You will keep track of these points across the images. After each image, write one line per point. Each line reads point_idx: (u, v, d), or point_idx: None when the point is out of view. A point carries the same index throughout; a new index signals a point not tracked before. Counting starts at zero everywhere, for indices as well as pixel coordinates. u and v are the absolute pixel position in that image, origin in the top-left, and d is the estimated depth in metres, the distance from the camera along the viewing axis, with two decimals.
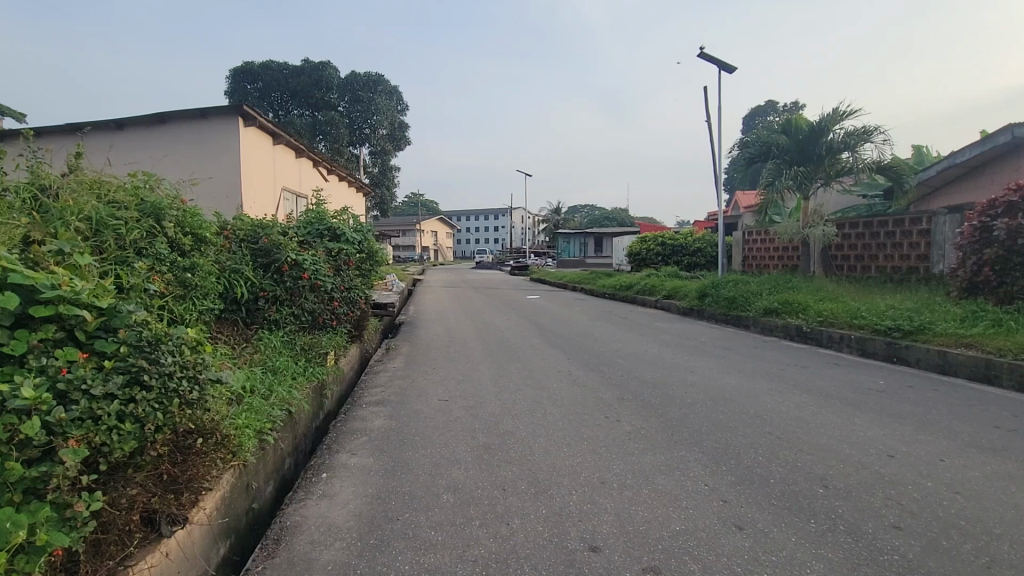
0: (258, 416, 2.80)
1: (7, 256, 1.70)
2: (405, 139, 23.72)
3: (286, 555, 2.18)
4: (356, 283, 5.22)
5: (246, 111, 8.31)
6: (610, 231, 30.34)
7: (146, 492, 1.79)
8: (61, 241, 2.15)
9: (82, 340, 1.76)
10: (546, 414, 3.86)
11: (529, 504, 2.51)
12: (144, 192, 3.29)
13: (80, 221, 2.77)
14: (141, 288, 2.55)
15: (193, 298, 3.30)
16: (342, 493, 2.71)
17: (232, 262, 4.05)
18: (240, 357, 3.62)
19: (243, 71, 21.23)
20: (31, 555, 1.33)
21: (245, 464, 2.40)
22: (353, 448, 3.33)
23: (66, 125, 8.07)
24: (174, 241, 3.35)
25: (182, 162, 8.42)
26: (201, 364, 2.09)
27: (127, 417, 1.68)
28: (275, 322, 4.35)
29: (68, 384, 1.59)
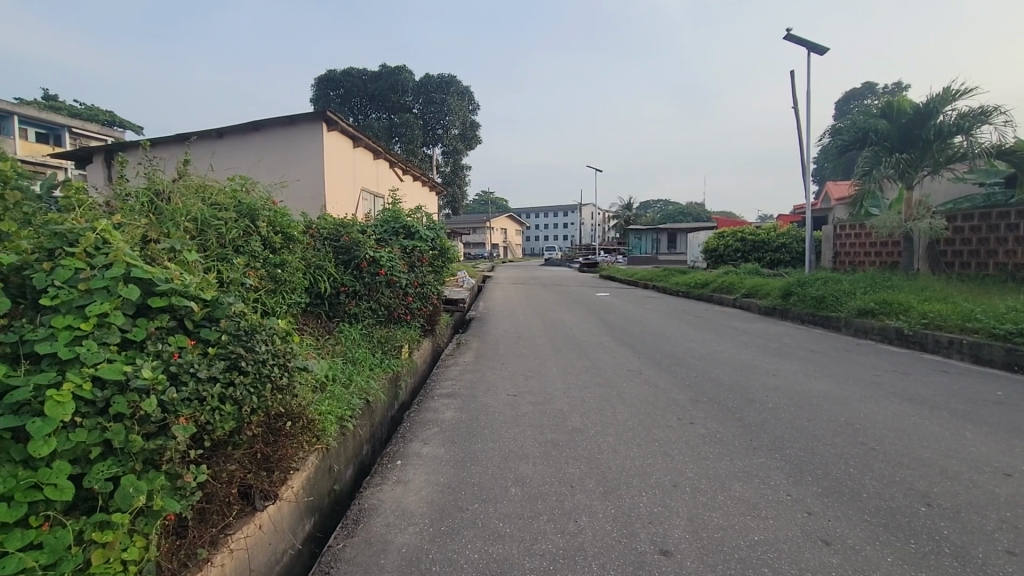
0: (340, 403, 2.98)
1: (131, 253, 1.92)
2: (476, 138, 24.05)
3: (364, 535, 2.31)
4: (430, 280, 5.39)
5: (329, 117, 8.80)
6: (685, 226, 29.11)
7: (242, 469, 1.96)
8: (173, 240, 2.40)
9: (190, 328, 1.95)
10: (616, 412, 3.80)
11: (597, 502, 2.48)
12: (241, 194, 3.60)
13: (188, 222, 3.08)
14: (239, 282, 2.80)
15: (283, 292, 3.57)
16: (414, 481, 2.82)
17: (317, 259, 4.33)
18: (324, 348, 3.87)
19: (327, 79, 22.57)
20: (150, 518, 1.49)
21: (328, 447, 2.57)
22: (426, 438, 3.45)
23: (176, 136, 8.97)
24: (267, 239, 3.64)
25: (273, 166, 9.10)
26: (290, 353, 2.26)
27: (227, 400, 1.85)
28: (354, 315, 4.61)
29: (179, 367, 1.76)
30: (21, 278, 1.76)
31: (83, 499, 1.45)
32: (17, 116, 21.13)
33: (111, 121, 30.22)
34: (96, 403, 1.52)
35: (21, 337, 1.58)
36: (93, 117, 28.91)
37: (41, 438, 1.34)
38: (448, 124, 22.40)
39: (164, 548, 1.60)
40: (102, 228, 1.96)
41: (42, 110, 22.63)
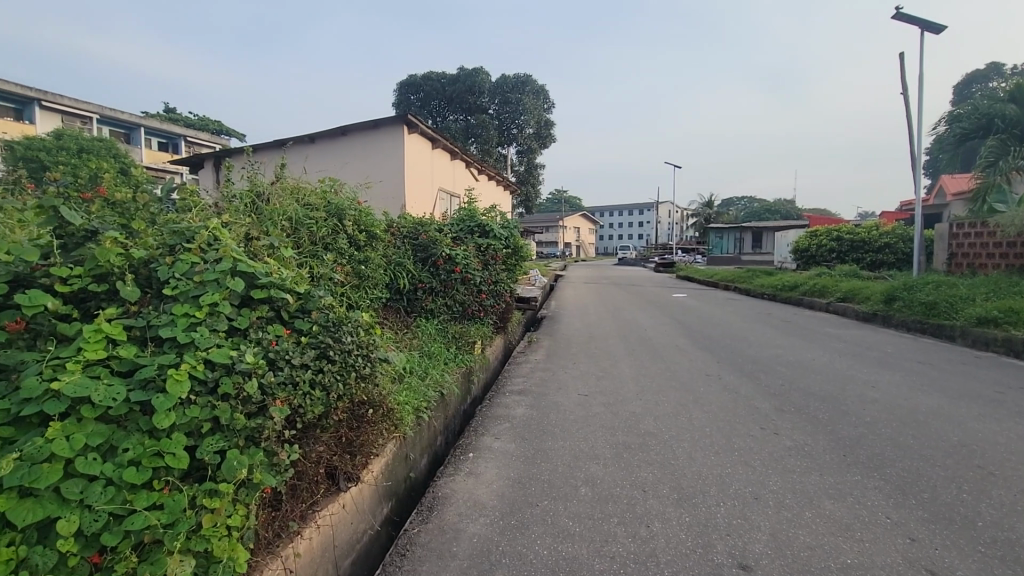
0: (416, 395, 3.11)
1: (238, 249, 2.12)
2: (551, 136, 23.97)
3: (438, 522, 2.39)
4: (503, 277, 5.47)
5: (410, 119, 9.17)
6: (773, 224, 27.26)
7: (328, 450, 2.11)
8: (271, 237, 2.62)
9: (286, 319, 2.12)
10: (693, 418, 3.65)
11: (671, 509, 2.41)
12: (331, 195, 3.86)
13: (284, 222, 3.34)
14: (328, 277, 3.00)
15: (366, 287, 3.78)
16: (486, 473, 2.88)
17: (397, 256, 4.54)
18: (402, 341, 4.05)
19: (409, 84, 23.55)
20: (251, 489, 1.64)
21: (405, 436, 2.70)
22: (497, 432, 3.51)
23: (274, 143, 9.76)
24: (353, 237, 3.86)
25: (359, 168, 9.64)
26: (372, 345, 2.40)
27: (316, 386, 1.99)
28: (430, 311, 4.78)
29: (276, 353, 1.91)
30: (148, 270, 2.00)
31: (196, 469, 1.62)
32: (144, 127, 23.91)
33: (220, 130, 33.37)
34: (207, 383, 1.68)
35: (148, 322, 1.79)
36: (204, 126, 32.06)
37: (163, 411, 1.51)
38: (523, 123, 22.52)
39: (262, 518, 1.76)
40: (213, 227, 2.17)
41: (164, 122, 25.44)
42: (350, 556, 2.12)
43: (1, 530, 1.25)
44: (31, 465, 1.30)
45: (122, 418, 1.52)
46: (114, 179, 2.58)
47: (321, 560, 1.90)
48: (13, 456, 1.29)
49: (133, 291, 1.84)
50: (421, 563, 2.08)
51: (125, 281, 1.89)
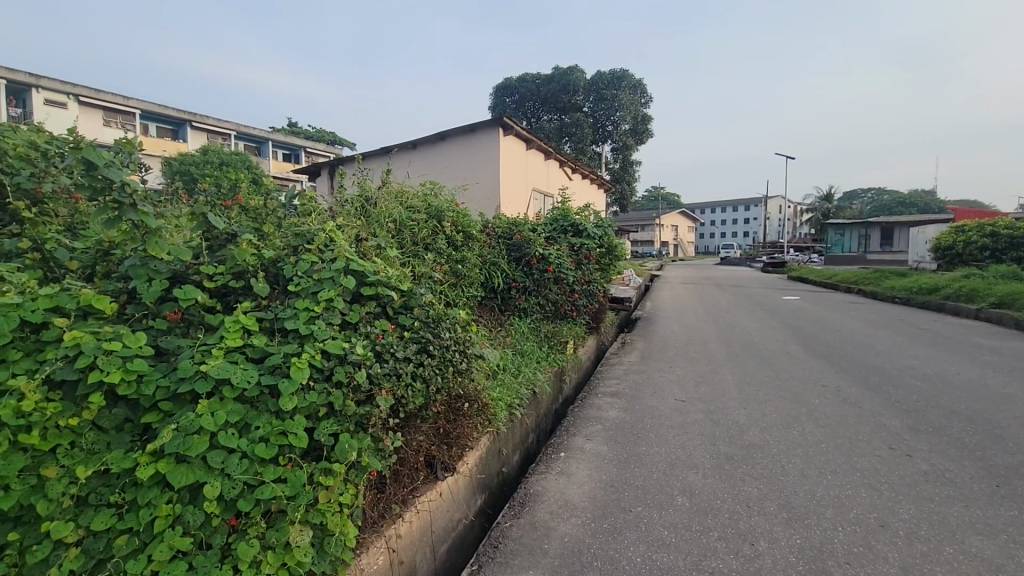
0: (509, 392, 3.18)
1: (349, 249, 2.30)
2: (649, 131, 23.13)
3: (529, 518, 2.42)
4: (597, 277, 5.39)
5: (505, 122, 9.34)
6: (908, 219, 23.99)
7: (427, 440, 2.23)
8: (379, 238, 2.82)
9: (391, 314, 2.27)
10: (805, 432, 3.35)
11: (779, 528, 2.23)
12: (432, 199, 4.07)
13: (389, 224, 3.58)
14: (428, 276, 3.16)
15: (462, 285, 3.93)
16: (578, 474, 2.86)
17: (492, 256, 4.66)
18: (497, 339, 4.15)
19: (506, 87, 24.16)
20: (360, 471, 1.77)
21: (498, 431, 2.77)
22: (589, 434, 3.47)
23: (381, 150, 10.46)
24: (451, 237, 4.03)
25: (457, 171, 10.04)
26: (469, 341, 2.50)
27: (418, 378, 2.11)
28: (524, 310, 4.84)
29: (382, 346, 2.05)
30: (276, 268, 2.24)
31: (314, 448, 1.78)
32: (271, 142, 26.81)
33: (334, 140, 36.33)
34: (323, 371, 1.84)
35: (275, 315, 2.00)
36: (321, 138, 35.11)
37: (287, 394, 1.67)
38: (619, 120, 21.98)
39: (369, 498, 1.92)
40: (329, 229, 2.38)
41: (288, 135, 28.29)
42: (446, 542, 2.25)
43: (163, 489, 1.47)
44: (185, 435, 1.50)
45: (254, 399, 1.71)
46: (248, 189, 2.92)
47: (419, 543, 2.02)
48: (172, 427, 1.51)
49: (264, 287, 2.06)
50: (512, 557, 2.11)
51: (257, 279, 2.13)
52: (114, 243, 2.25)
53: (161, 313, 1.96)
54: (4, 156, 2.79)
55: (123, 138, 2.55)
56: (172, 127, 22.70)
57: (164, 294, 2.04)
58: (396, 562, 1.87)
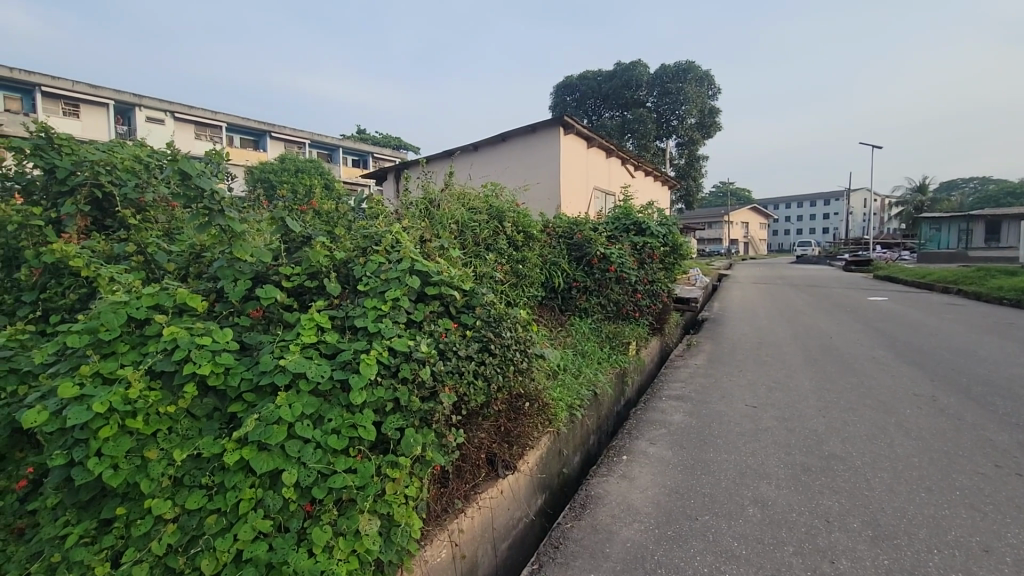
0: (570, 392, 3.16)
1: (414, 249, 2.37)
2: (717, 124, 22.15)
3: (591, 520, 2.39)
4: (660, 276, 5.22)
5: (566, 121, 9.29)
6: (1017, 210, 21.55)
7: (489, 438, 2.27)
8: (442, 239, 2.89)
9: (454, 313, 2.32)
10: (894, 444, 3.08)
11: (864, 547, 2.07)
12: (493, 199, 4.12)
13: (452, 225, 3.65)
14: (489, 276, 3.21)
15: (523, 285, 3.95)
16: (641, 478, 2.79)
17: (552, 256, 4.65)
18: (557, 339, 4.14)
19: (567, 86, 24.08)
20: (424, 465, 1.83)
21: (558, 432, 2.77)
22: (652, 437, 3.38)
23: (444, 153, 10.72)
24: (512, 237, 4.07)
25: (518, 172, 10.10)
26: (529, 340, 2.51)
27: (479, 376, 2.14)
28: (584, 310, 4.79)
29: (445, 345, 2.10)
30: (346, 269, 2.35)
31: (381, 442, 1.85)
32: (342, 148, 28.20)
33: (399, 145, 37.64)
34: (390, 367, 1.91)
35: (346, 314, 2.10)
36: (387, 143, 36.44)
37: (357, 389, 1.75)
38: (684, 114, 21.22)
39: (432, 492, 1.98)
40: (395, 231, 2.46)
41: (357, 142, 29.66)
42: (506, 540, 2.28)
43: (247, 474, 1.58)
44: (265, 425, 1.61)
45: (327, 393, 1.79)
46: (322, 194, 3.09)
47: (480, 539, 2.06)
48: (255, 416, 1.62)
49: (336, 287, 2.17)
50: (573, 559, 2.10)
51: (330, 279, 2.25)
52: (205, 246, 2.45)
53: (245, 311, 2.11)
54: (115, 169, 3.12)
55: (212, 151, 2.80)
56: (254, 137, 24.40)
57: (247, 293, 2.20)
58: (458, 556, 1.92)
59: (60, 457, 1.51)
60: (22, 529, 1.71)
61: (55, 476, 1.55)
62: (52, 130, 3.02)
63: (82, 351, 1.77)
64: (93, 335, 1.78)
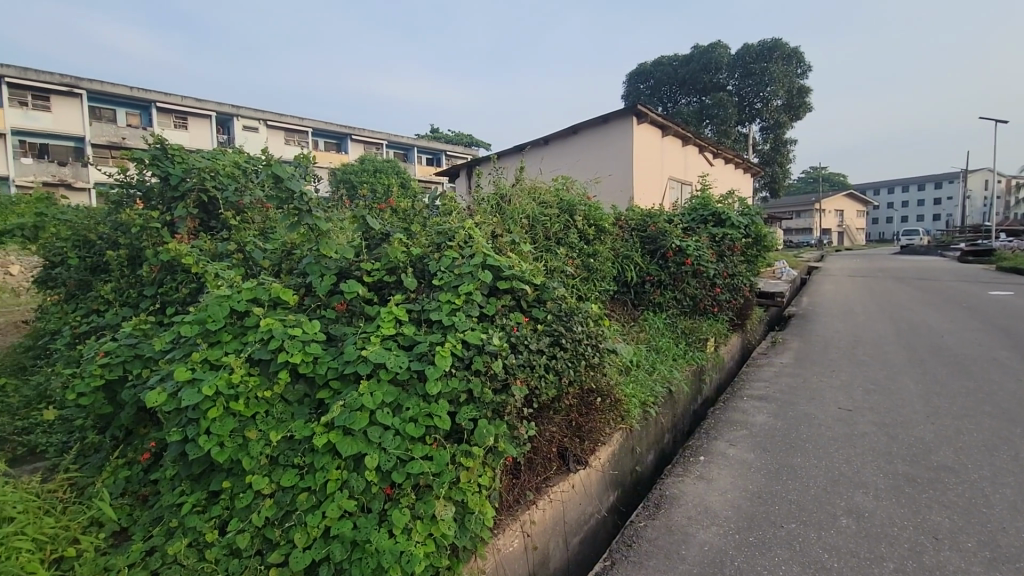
0: (643, 389, 3.08)
1: (486, 244, 2.41)
2: (807, 105, 20.53)
3: (666, 521, 2.32)
4: (742, 269, 4.94)
5: (640, 110, 9.01)
6: None
7: (560, 431, 2.27)
8: (513, 234, 2.92)
9: (525, 307, 2.33)
10: (1020, 457, 2.73)
11: (979, 570, 1.85)
12: (563, 193, 4.10)
13: (523, 220, 3.67)
14: (560, 270, 3.20)
15: (595, 279, 3.90)
16: (720, 480, 2.67)
17: (625, 249, 4.55)
18: (630, 334, 4.05)
19: (640, 73, 23.44)
20: (496, 456, 1.87)
21: (631, 429, 2.72)
22: (732, 438, 3.22)
23: (515, 148, 10.77)
24: (583, 231, 4.02)
25: (589, 165, 9.96)
26: (602, 335, 2.47)
27: (550, 370, 2.15)
28: (659, 304, 4.64)
29: (517, 338, 2.12)
30: (422, 264, 2.43)
31: (455, 431, 1.91)
32: (416, 148, 29.20)
33: (472, 142, 38.32)
34: (464, 359, 1.96)
35: (422, 307, 2.18)
36: (459, 141, 37.23)
37: (432, 380, 1.81)
38: (769, 95, 19.87)
39: (504, 482, 2.02)
40: (468, 227, 2.51)
41: (431, 141, 30.58)
42: (578, 535, 2.29)
43: (334, 456, 1.69)
44: (350, 411, 1.71)
45: (405, 382, 1.87)
46: (399, 192, 3.22)
47: (552, 531, 2.09)
48: (340, 403, 1.73)
49: (413, 281, 2.26)
50: (647, 558, 2.05)
51: (407, 274, 2.33)
52: (295, 244, 2.64)
53: (331, 304, 2.25)
54: (218, 175, 3.44)
55: (301, 154, 3.00)
56: (337, 140, 25.88)
57: (333, 288, 2.35)
58: (530, 547, 1.96)
59: (178, 433, 1.70)
60: (146, 496, 1.95)
61: (173, 450, 1.75)
62: (166, 142, 3.37)
63: (193, 339, 1.98)
64: (202, 325, 1.99)
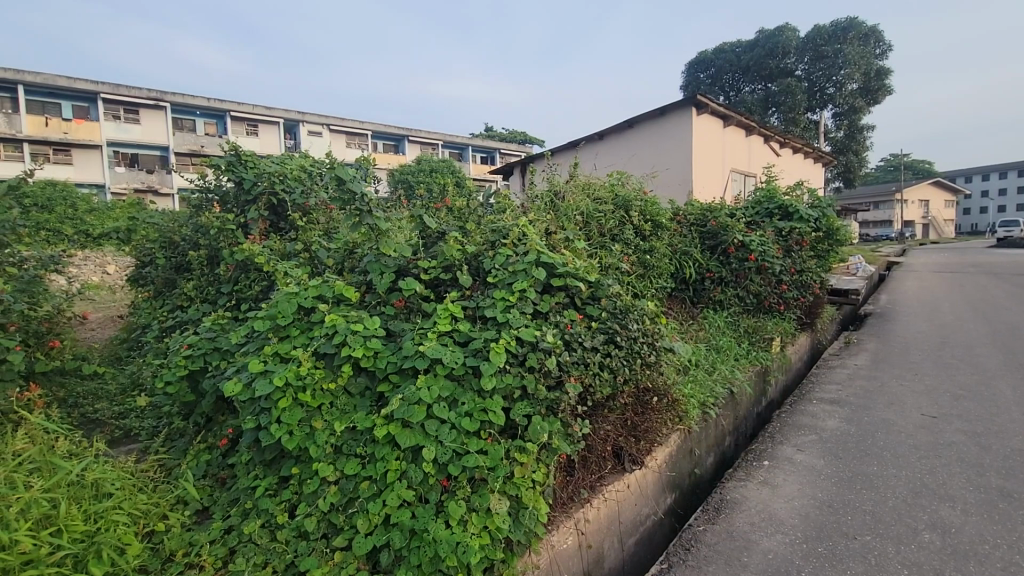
0: (702, 389, 2.98)
1: (540, 241, 2.41)
2: (886, 87, 19.04)
3: (727, 526, 2.24)
4: (811, 265, 4.66)
5: (699, 100, 8.70)
6: None
7: (615, 430, 2.25)
8: (567, 231, 2.91)
9: (580, 305, 2.32)
10: None
11: None
12: (619, 189, 4.03)
13: (577, 216, 3.64)
14: (615, 267, 3.15)
15: (651, 276, 3.81)
16: (786, 487, 2.55)
17: (683, 245, 4.42)
18: (688, 333, 3.94)
19: (700, 63, 22.66)
20: (550, 453, 1.88)
21: (690, 430, 2.65)
22: (800, 443, 3.05)
23: (569, 144, 10.69)
24: (639, 227, 3.94)
25: (646, 159, 9.72)
26: (658, 333, 2.42)
27: (605, 368, 2.13)
28: (719, 302, 4.47)
29: (571, 335, 2.11)
30: (477, 262, 2.47)
31: (510, 427, 1.93)
32: (471, 147, 29.59)
33: (525, 140, 38.32)
34: (518, 356, 1.97)
35: (477, 304, 2.21)
36: (512, 139, 37.22)
37: (487, 375, 1.83)
38: (843, 79, 18.59)
39: (558, 480, 2.01)
40: (522, 225, 2.52)
41: (485, 140, 30.88)
42: (634, 535, 2.26)
43: (393, 447, 1.75)
44: (408, 404, 1.76)
45: (460, 377, 1.91)
46: (454, 191, 3.28)
47: (606, 530, 2.07)
48: (399, 396, 1.78)
49: (468, 279, 2.30)
50: (706, 563, 1.99)
51: (462, 271, 2.38)
52: (356, 243, 2.75)
53: (390, 301, 2.34)
54: (286, 179, 3.64)
55: (362, 157, 3.13)
56: (395, 142, 26.67)
57: (392, 285, 2.43)
58: (584, 545, 1.95)
59: (252, 421, 1.83)
60: (224, 479, 2.10)
61: (248, 437, 1.88)
62: (240, 149, 3.60)
63: (266, 333, 2.11)
64: (273, 321, 2.12)
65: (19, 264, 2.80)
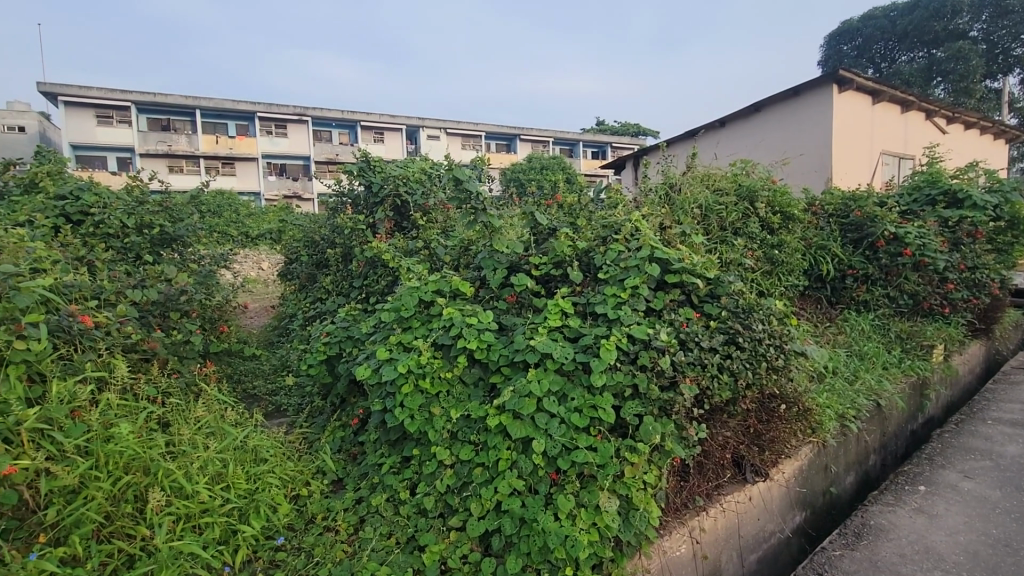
0: (841, 399, 2.67)
1: (654, 236, 2.31)
2: None
3: (868, 554, 1.99)
4: (987, 260, 3.93)
5: (843, 75, 7.76)
6: None
7: (735, 437, 2.09)
8: (684, 226, 2.77)
9: (696, 303, 2.21)
10: None
11: None
12: (742, 178, 3.73)
13: (695, 210, 3.45)
14: (737, 263, 2.94)
15: (780, 273, 3.49)
16: (947, 518, 2.19)
17: (820, 239, 3.97)
18: (824, 337, 3.54)
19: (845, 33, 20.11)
20: (663, 455, 1.81)
21: (824, 443, 2.39)
22: (968, 469, 2.60)
23: (687, 133, 10.11)
24: (765, 220, 3.62)
25: (775, 145, 8.89)
26: (788, 335, 2.20)
27: (724, 370, 1.99)
28: (863, 303, 3.95)
29: (686, 334, 2.01)
30: (588, 257, 2.44)
31: (620, 425, 1.89)
32: (582, 142, 29.30)
33: (638, 133, 37.02)
34: (629, 354, 1.92)
35: (588, 300, 2.19)
36: (626, 131, 36.06)
37: (597, 372, 1.81)
38: None
39: (671, 483, 1.93)
40: (635, 219, 2.44)
41: (597, 134, 30.38)
42: (757, 552, 2.10)
43: (504, 437, 1.80)
44: (519, 396, 1.80)
45: (570, 372, 1.90)
46: (566, 187, 3.28)
47: (724, 543, 1.96)
48: (510, 388, 1.83)
49: (579, 275, 2.29)
50: None
51: (573, 268, 2.37)
52: (471, 240, 2.87)
53: (503, 296, 2.40)
54: (409, 181, 3.91)
55: (477, 157, 3.25)
56: (507, 141, 27.30)
57: (505, 280, 2.49)
58: (699, 555, 1.87)
59: (379, 404, 2.00)
60: (355, 455, 2.32)
61: (376, 418, 2.06)
62: (369, 155, 3.94)
63: (391, 324, 2.29)
64: (397, 313, 2.30)
65: (198, 260, 3.33)
